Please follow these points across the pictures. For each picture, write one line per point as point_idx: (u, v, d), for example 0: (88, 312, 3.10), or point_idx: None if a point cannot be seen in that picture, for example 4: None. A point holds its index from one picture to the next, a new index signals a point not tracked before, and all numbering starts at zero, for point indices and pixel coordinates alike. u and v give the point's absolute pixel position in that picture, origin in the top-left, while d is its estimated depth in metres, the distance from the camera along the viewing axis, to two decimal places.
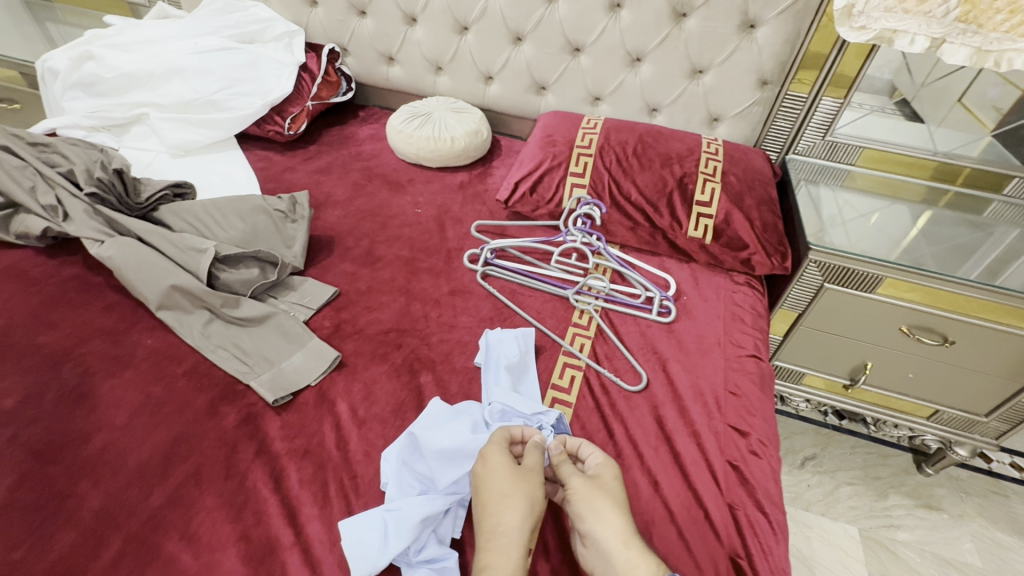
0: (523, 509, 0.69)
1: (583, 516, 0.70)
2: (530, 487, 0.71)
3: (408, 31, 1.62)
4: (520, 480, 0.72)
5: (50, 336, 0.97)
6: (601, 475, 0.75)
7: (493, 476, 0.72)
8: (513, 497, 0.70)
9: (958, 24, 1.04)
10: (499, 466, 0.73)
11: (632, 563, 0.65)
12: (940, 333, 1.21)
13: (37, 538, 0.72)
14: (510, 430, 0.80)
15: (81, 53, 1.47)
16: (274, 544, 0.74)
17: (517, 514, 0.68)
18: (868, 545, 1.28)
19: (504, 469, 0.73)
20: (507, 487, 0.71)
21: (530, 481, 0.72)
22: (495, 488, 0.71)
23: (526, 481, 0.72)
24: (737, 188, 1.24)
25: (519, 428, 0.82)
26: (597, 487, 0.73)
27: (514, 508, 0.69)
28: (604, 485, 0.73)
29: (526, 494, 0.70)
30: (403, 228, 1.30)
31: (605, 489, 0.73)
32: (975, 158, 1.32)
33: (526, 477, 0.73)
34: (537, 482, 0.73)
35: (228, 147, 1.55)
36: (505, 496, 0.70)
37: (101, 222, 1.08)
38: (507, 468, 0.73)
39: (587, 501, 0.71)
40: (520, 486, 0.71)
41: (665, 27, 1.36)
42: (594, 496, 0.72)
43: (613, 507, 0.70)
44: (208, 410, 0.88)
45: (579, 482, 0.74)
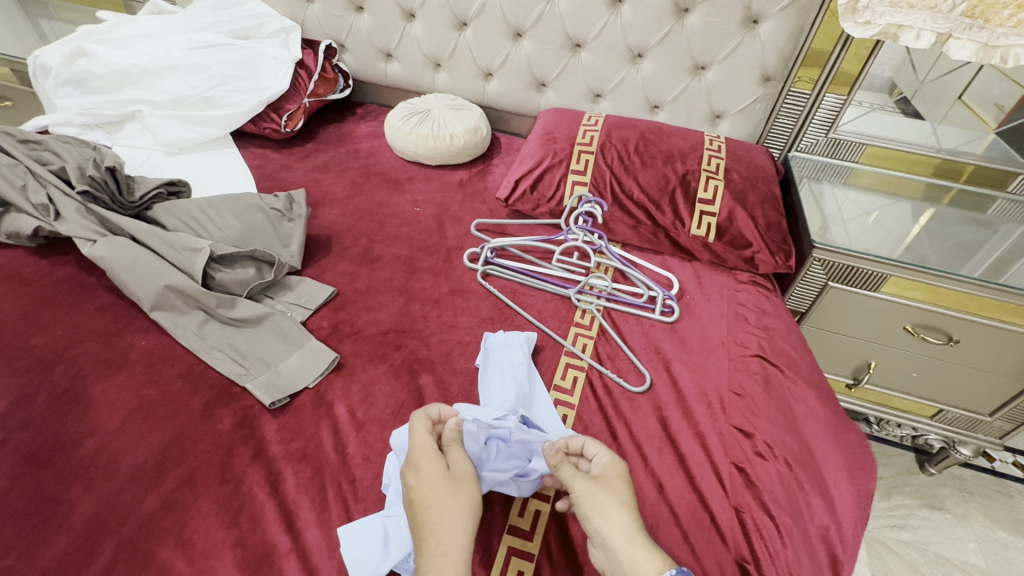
0: (465, 525, 0.65)
1: (589, 516, 0.68)
2: (467, 498, 0.68)
3: (406, 27, 1.60)
4: (456, 490, 0.68)
5: (42, 337, 0.95)
6: (605, 475, 0.72)
7: (430, 490, 0.67)
8: (452, 514, 0.65)
9: (965, 19, 1.03)
10: (433, 476, 0.68)
11: (637, 560, 0.63)
12: (944, 331, 1.19)
13: (28, 545, 0.70)
14: (428, 410, 0.77)
15: (74, 49, 1.44)
16: (271, 550, 0.72)
17: (457, 531, 0.64)
18: (872, 545, 1.27)
19: (441, 481, 0.68)
20: (446, 502, 0.66)
21: (466, 490, 0.68)
22: (431, 503, 0.66)
23: (463, 492, 0.68)
24: (740, 186, 1.23)
25: (435, 407, 0.78)
26: (604, 487, 0.70)
27: (456, 525, 0.64)
28: (609, 485, 0.70)
29: (465, 507, 0.66)
30: (403, 227, 1.29)
31: (611, 489, 0.70)
32: (979, 155, 1.31)
33: (461, 485, 0.69)
34: (473, 489, 0.69)
35: (223, 145, 1.52)
36: (440, 515, 0.65)
37: (94, 221, 1.06)
38: (441, 479, 0.68)
39: (591, 501, 0.69)
40: (458, 499, 0.67)
41: (666, 23, 1.35)
42: (599, 497, 0.69)
43: (619, 506, 0.68)
44: (204, 413, 0.86)
45: (581, 483, 0.70)
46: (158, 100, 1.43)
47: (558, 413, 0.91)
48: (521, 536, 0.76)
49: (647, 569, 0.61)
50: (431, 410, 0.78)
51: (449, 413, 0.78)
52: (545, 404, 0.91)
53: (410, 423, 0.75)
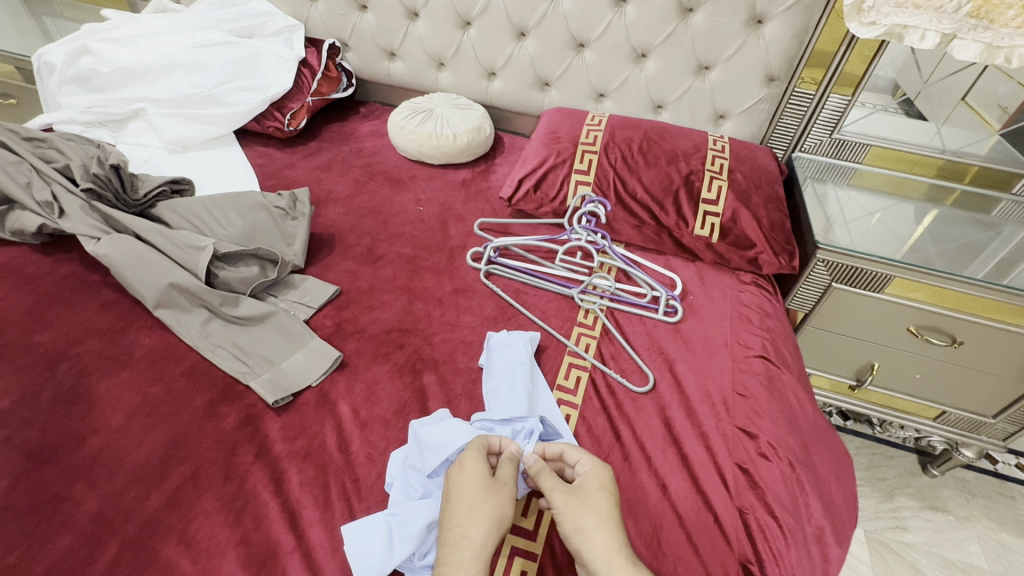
0: (491, 525, 0.65)
1: (569, 534, 0.67)
2: (499, 504, 0.67)
3: (409, 26, 1.59)
4: (493, 493, 0.68)
5: (46, 335, 0.95)
6: (585, 486, 0.71)
7: (467, 485, 0.68)
8: (482, 512, 0.66)
9: (970, 20, 1.03)
10: (473, 475, 0.69)
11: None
12: (947, 333, 1.19)
13: (31, 542, 0.70)
14: (488, 438, 0.76)
15: (78, 47, 1.44)
16: (274, 548, 0.72)
17: (482, 529, 0.64)
18: (875, 547, 1.27)
19: (479, 479, 0.69)
20: (477, 501, 0.67)
21: (501, 495, 0.68)
22: (463, 498, 0.67)
23: (498, 496, 0.68)
24: (744, 186, 1.23)
25: (497, 437, 0.77)
26: (584, 502, 0.69)
27: (481, 523, 0.64)
28: (589, 497, 0.70)
29: (495, 511, 0.66)
30: (406, 226, 1.29)
31: (591, 503, 0.69)
32: (983, 156, 1.31)
33: (499, 490, 0.69)
34: (510, 498, 0.68)
35: (226, 143, 1.53)
36: (469, 511, 0.66)
37: (98, 219, 1.06)
38: (482, 479, 0.69)
39: (572, 520, 0.68)
40: (491, 500, 0.67)
41: (670, 22, 1.34)
42: (579, 512, 0.68)
43: (600, 523, 0.67)
44: (207, 411, 0.86)
45: (560, 498, 0.69)
46: (162, 99, 1.43)
47: (560, 413, 0.91)
48: (524, 536, 0.76)
49: None
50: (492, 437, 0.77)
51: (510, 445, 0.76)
52: (546, 403, 0.91)
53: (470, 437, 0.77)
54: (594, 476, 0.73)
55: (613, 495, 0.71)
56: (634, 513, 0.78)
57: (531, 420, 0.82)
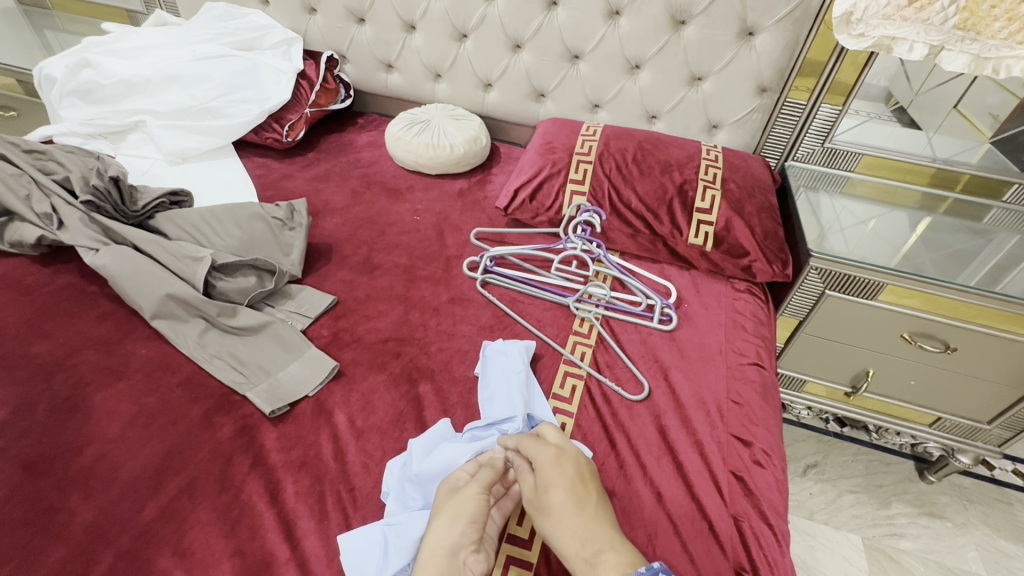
0: (451, 524, 0.66)
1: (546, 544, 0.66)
2: (459, 504, 0.68)
3: (406, 38, 1.62)
4: (458, 496, 0.70)
5: (44, 346, 0.95)
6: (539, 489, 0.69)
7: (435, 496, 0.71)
8: (442, 516, 0.67)
9: (957, 32, 1.05)
10: (442, 488, 0.72)
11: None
12: (941, 340, 1.20)
13: (26, 554, 0.70)
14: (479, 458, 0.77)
15: (79, 60, 1.46)
16: (269, 559, 0.72)
17: (442, 529, 0.66)
18: (872, 554, 1.27)
19: (444, 490, 0.71)
20: (440, 509, 0.69)
21: (463, 498, 0.69)
22: (430, 510, 0.69)
23: (458, 500, 0.69)
24: (737, 195, 1.24)
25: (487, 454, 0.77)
26: (541, 506, 0.67)
27: (439, 527, 0.66)
28: (541, 500, 0.68)
29: (454, 513, 0.67)
30: (403, 236, 1.30)
31: (545, 507, 0.67)
32: (974, 164, 1.32)
33: (463, 492, 0.70)
34: (473, 495, 0.69)
35: (225, 154, 1.54)
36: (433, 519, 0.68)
37: (96, 231, 1.07)
38: (446, 491, 0.71)
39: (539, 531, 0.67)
40: (452, 502, 0.69)
41: (663, 35, 1.37)
42: (539, 520, 0.67)
43: (557, 528, 0.65)
44: (203, 421, 0.87)
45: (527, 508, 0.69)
46: (161, 111, 1.45)
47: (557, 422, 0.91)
48: (519, 545, 0.76)
49: None
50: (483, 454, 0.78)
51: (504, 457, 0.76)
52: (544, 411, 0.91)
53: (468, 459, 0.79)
54: (543, 472, 0.70)
55: (562, 487, 0.67)
56: (630, 521, 0.79)
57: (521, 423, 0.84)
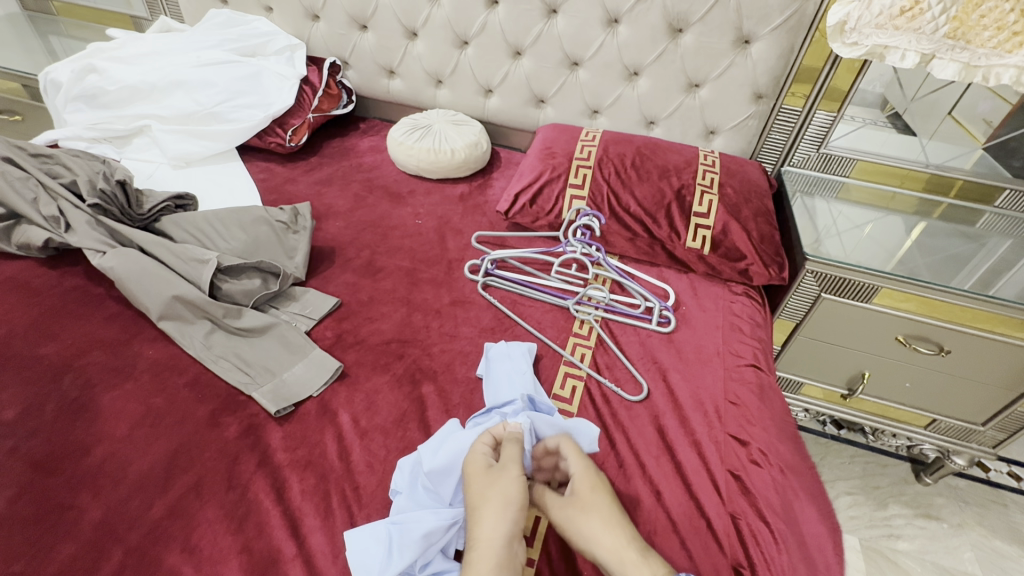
0: (507, 509, 0.67)
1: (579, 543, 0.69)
2: (507, 487, 0.70)
3: (408, 45, 1.64)
4: (499, 478, 0.71)
5: (51, 347, 0.96)
6: (578, 491, 0.73)
7: (474, 482, 0.72)
8: (491, 502, 0.68)
9: (948, 40, 1.07)
10: (477, 471, 0.73)
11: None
12: (935, 342, 1.22)
13: (36, 551, 0.71)
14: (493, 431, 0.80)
15: (85, 66, 1.48)
16: (276, 555, 0.73)
17: (501, 517, 0.67)
18: (870, 555, 1.28)
19: (482, 472, 0.72)
20: (483, 494, 0.69)
21: (506, 480, 0.71)
22: (474, 496, 0.70)
23: (501, 483, 0.70)
24: (734, 200, 1.26)
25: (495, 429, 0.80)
26: (583, 506, 0.71)
27: (492, 513, 0.67)
28: (584, 500, 0.72)
29: (501, 495, 0.69)
30: (405, 239, 1.31)
31: (591, 506, 0.71)
32: (967, 170, 1.34)
33: (502, 475, 0.71)
34: (515, 477, 0.71)
35: (229, 158, 1.56)
36: (484, 506, 0.68)
37: (103, 233, 1.08)
38: (484, 475, 0.72)
39: (577, 528, 0.70)
40: (497, 486, 0.70)
41: (660, 42, 1.39)
42: (579, 517, 0.70)
43: (603, 522, 0.70)
44: (210, 421, 0.88)
45: (561, 513, 0.71)
46: (166, 115, 1.47)
47: None
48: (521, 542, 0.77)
49: None
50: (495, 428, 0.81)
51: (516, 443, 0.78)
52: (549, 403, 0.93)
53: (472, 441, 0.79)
54: (584, 476, 0.75)
55: (607, 491, 0.74)
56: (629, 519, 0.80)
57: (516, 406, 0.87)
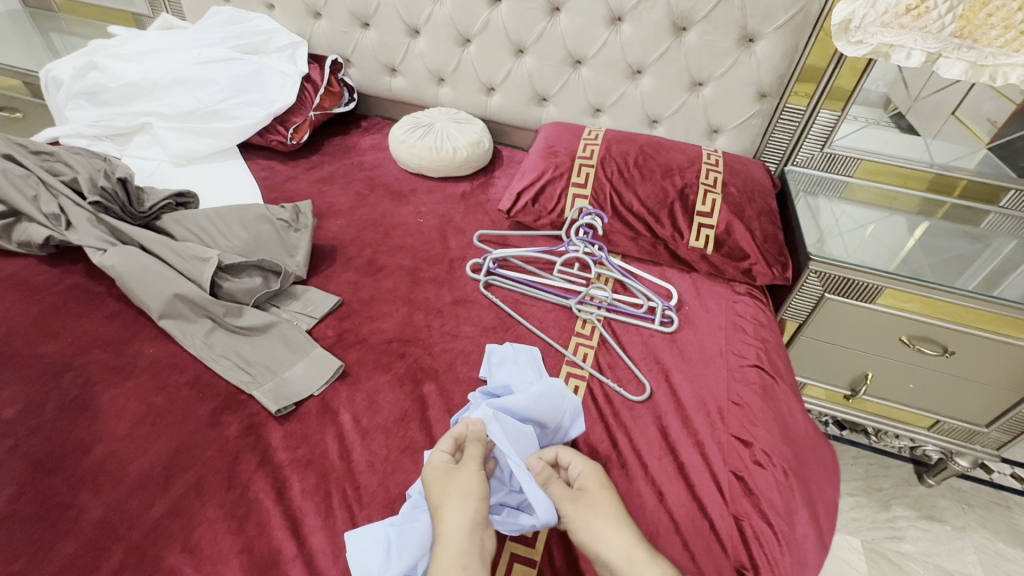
0: (469, 502, 0.68)
1: (585, 540, 0.70)
2: (467, 482, 0.71)
3: (410, 43, 1.63)
4: (459, 476, 0.72)
5: (52, 345, 0.96)
6: (586, 488, 0.76)
7: (432, 482, 0.72)
8: (452, 499, 0.69)
9: (954, 40, 1.06)
10: (436, 473, 0.73)
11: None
12: (939, 342, 1.21)
13: (37, 550, 0.71)
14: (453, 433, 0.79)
15: (85, 63, 1.48)
16: (277, 555, 0.73)
17: (466, 509, 0.68)
18: (872, 557, 1.27)
19: (441, 474, 0.73)
20: (444, 492, 0.70)
21: (465, 477, 0.72)
22: (435, 496, 0.70)
23: (461, 480, 0.71)
24: (738, 199, 1.25)
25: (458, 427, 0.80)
26: (591, 501, 0.74)
27: (454, 509, 0.68)
28: (593, 498, 0.74)
29: (462, 490, 0.70)
30: (407, 238, 1.31)
31: (599, 502, 0.74)
32: (971, 170, 1.33)
33: (462, 472, 0.72)
34: (473, 472, 0.72)
35: (230, 156, 1.55)
36: (445, 502, 0.69)
37: (104, 231, 1.08)
38: (441, 475, 0.73)
39: (585, 522, 0.72)
40: (456, 483, 0.71)
41: (664, 41, 1.38)
42: (588, 515, 0.72)
43: (611, 519, 0.71)
44: (211, 420, 0.88)
45: (570, 505, 0.73)
46: (167, 113, 1.47)
47: None
48: (523, 543, 0.77)
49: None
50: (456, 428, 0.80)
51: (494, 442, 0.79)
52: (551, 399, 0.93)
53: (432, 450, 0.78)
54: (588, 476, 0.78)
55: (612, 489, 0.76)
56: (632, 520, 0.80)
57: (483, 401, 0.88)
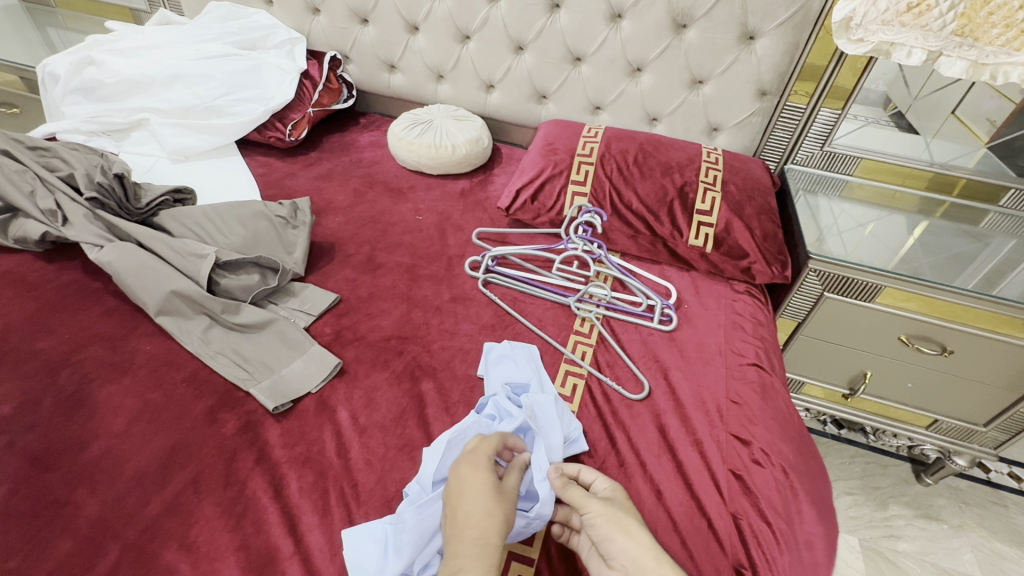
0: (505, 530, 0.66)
1: (609, 538, 0.68)
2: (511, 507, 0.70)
3: (409, 39, 1.63)
4: (501, 496, 0.70)
5: (48, 341, 0.96)
6: (612, 496, 0.74)
7: (482, 482, 0.70)
8: (499, 515, 0.67)
9: (955, 38, 1.06)
10: (485, 476, 0.71)
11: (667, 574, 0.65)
12: (938, 342, 1.21)
13: (33, 547, 0.70)
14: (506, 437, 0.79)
15: (83, 58, 1.47)
16: (274, 553, 0.73)
17: (499, 530, 0.65)
18: (870, 555, 1.28)
19: (493, 481, 0.71)
20: (494, 502, 0.68)
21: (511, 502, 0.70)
22: (483, 497, 0.68)
23: (509, 503, 0.70)
24: (738, 197, 1.25)
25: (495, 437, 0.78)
26: (618, 505, 0.72)
27: (498, 524, 0.66)
28: (620, 505, 0.73)
29: (508, 513, 0.68)
30: (405, 235, 1.30)
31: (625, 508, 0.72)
32: (971, 169, 1.33)
33: (508, 497, 0.70)
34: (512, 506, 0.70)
35: (228, 153, 1.55)
36: (484, 516, 0.66)
37: (101, 227, 1.07)
38: (494, 483, 0.70)
39: (613, 520, 0.69)
40: (506, 504, 0.69)
41: (665, 38, 1.38)
42: (615, 515, 0.70)
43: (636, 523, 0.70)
44: (208, 417, 0.87)
45: (597, 505, 0.71)
46: (165, 109, 1.46)
47: None
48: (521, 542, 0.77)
49: None
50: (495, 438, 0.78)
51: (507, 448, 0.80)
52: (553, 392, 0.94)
53: (483, 437, 0.77)
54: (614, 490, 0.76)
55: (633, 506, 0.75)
56: None
57: (499, 393, 0.89)
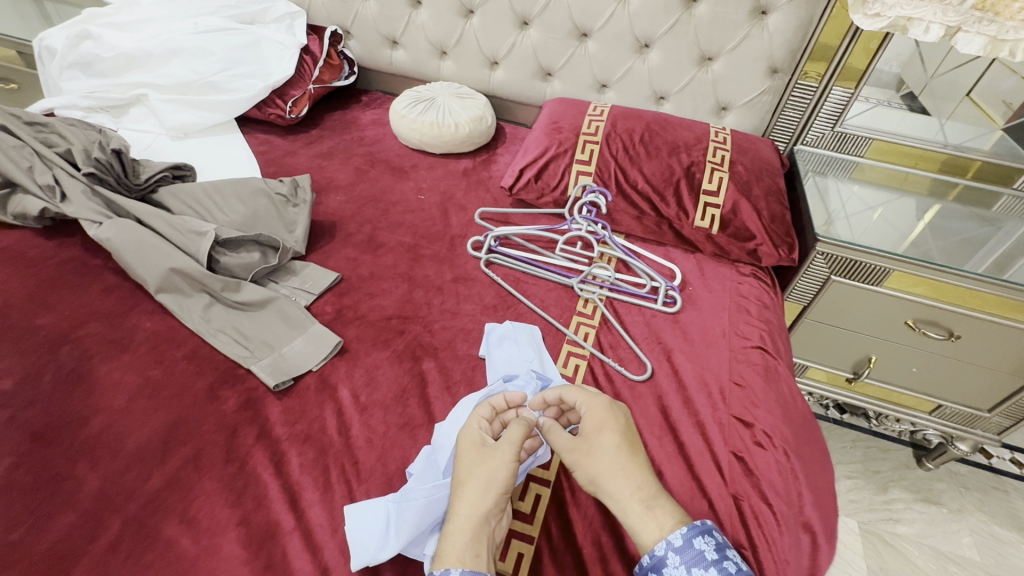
0: (480, 497, 0.66)
1: (585, 482, 0.71)
2: (492, 471, 0.68)
3: (412, 14, 1.59)
4: (486, 460, 0.69)
5: (48, 317, 0.95)
6: (588, 432, 0.73)
7: (462, 453, 0.71)
8: (471, 483, 0.67)
9: (975, 12, 1.02)
10: (466, 447, 0.72)
11: (640, 524, 0.66)
12: (944, 326, 1.20)
13: (37, 519, 0.71)
14: (492, 401, 0.79)
15: (79, 32, 1.44)
16: (274, 528, 0.73)
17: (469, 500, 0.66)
18: (868, 538, 1.28)
19: (470, 448, 0.71)
20: (468, 471, 0.69)
21: (491, 462, 0.69)
22: (460, 470, 0.69)
23: (486, 463, 0.69)
24: (745, 178, 1.23)
25: (500, 395, 0.80)
26: (592, 448, 0.71)
27: (469, 495, 0.66)
28: (595, 445, 0.71)
29: (484, 477, 0.67)
30: (406, 214, 1.29)
31: (599, 450, 0.71)
32: (985, 151, 1.30)
33: (490, 457, 0.69)
34: (505, 463, 0.68)
35: (228, 130, 1.53)
36: (459, 486, 0.68)
37: (100, 204, 1.06)
38: (472, 450, 0.71)
39: (585, 471, 0.70)
40: (481, 469, 0.68)
41: (674, 13, 1.34)
42: (586, 462, 0.70)
43: (610, 468, 0.69)
44: (208, 394, 0.87)
45: (569, 452, 0.72)
46: (163, 84, 1.43)
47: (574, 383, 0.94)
48: (520, 519, 0.77)
49: (648, 536, 0.66)
50: (496, 396, 0.81)
51: (514, 397, 0.80)
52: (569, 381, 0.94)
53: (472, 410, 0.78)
54: (595, 418, 0.74)
55: (616, 432, 0.73)
56: None
57: (522, 373, 0.90)
